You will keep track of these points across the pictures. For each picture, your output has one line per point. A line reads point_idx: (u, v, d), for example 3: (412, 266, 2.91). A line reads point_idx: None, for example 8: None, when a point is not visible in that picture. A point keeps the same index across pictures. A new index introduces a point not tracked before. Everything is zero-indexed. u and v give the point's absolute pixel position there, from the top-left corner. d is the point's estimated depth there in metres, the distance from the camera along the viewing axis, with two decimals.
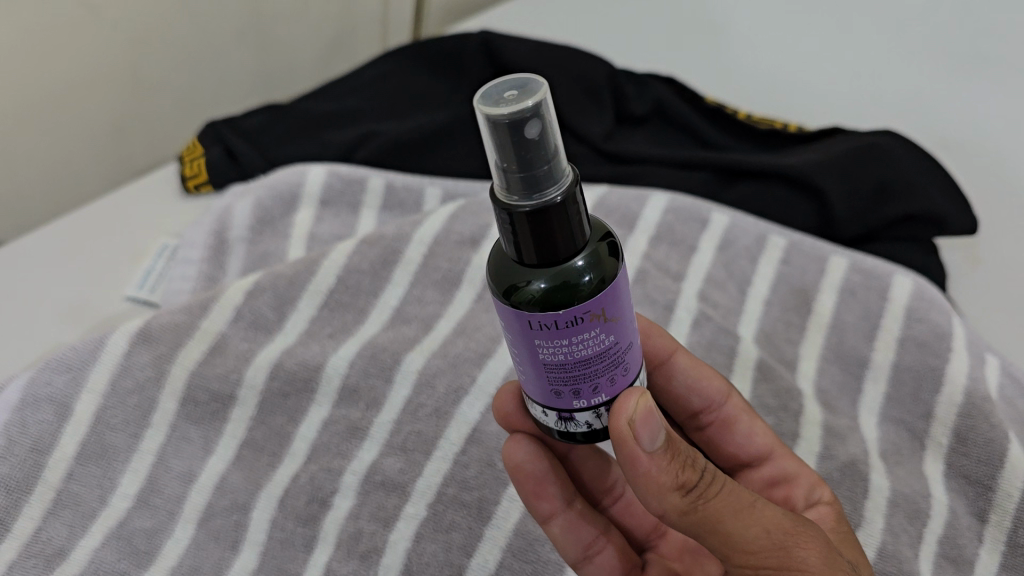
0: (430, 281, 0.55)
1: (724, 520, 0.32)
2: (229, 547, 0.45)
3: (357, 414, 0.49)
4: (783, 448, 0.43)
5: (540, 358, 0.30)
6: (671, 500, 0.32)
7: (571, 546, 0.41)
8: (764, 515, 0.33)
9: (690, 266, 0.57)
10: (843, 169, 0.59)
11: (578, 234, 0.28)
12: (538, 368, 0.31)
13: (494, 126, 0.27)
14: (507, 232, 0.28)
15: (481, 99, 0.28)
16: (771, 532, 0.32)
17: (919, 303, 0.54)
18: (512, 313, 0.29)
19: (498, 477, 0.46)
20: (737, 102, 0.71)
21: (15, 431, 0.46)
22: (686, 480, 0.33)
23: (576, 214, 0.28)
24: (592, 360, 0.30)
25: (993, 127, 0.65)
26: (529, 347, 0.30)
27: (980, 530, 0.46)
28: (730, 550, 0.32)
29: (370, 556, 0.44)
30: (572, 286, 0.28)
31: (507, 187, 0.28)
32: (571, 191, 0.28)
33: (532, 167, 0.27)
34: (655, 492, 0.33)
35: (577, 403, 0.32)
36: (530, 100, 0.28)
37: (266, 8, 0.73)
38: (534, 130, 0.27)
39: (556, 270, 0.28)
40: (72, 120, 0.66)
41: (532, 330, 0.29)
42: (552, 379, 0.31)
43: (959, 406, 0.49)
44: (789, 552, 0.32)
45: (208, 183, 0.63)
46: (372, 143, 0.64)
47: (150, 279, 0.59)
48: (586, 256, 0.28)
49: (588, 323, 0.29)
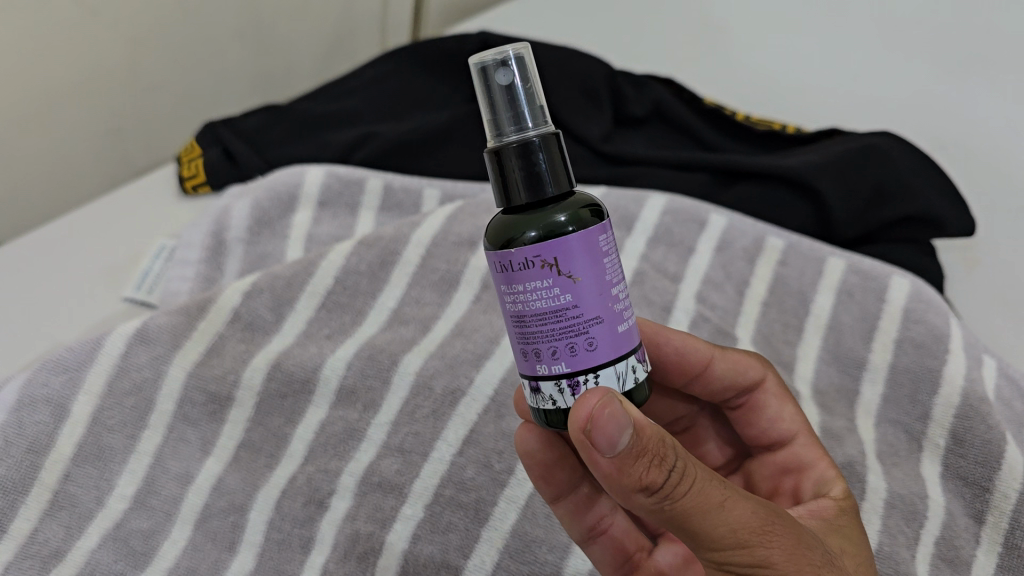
0: (428, 281, 0.55)
1: (691, 519, 0.30)
2: (226, 548, 0.45)
3: (354, 415, 0.49)
4: (808, 436, 0.43)
5: (507, 309, 0.32)
6: (637, 500, 0.31)
7: (574, 526, 0.41)
8: (733, 514, 0.31)
9: (687, 267, 0.57)
10: (842, 169, 0.58)
11: (560, 167, 0.32)
12: (509, 321, 0.32)
13: (485, 76, 0.35)
14: (497, 172, 0.33)
15: (475, 56, 0.36)
16: (737, 532, 0.31)
17: (916, 304, 0.54)
18: (487, 254, 0.32)
19: (496, 478, 0.46)
20: (734, 103, 0.73)
21: (12, 432, 0.46)
22: (651, 481, 0.30)
23: (558, 147, 0.33)
24: (549, 318, 0.30)
25: (990, 129, 0.65)
26: (500, 294, 0.32)
27: (977, 532, 0.46)
28: (697, 546, 0.31)
29: (367, 557, 0.44)
30: (552, 216, 0.30)
31: (496, 127, 0.34)
32: (549, 128, 0.34)
33: (514, 107, 0.34)
34: (619, 490, 0.31)
35: (540, 367, 0.31)
36: (512, 54, 0.35)
37: (262, 8, 0.74)
38: (512, 75, 0.34)
39: (537, 206, 0.32)
40: (73, 122, 0.66)
41: (497, 274, 0.31)
42: (518, 335, 0.32)
43: (956, 407, 0.49)
44: (750, 551, 0.30)
45: (206, 183, 0.64)
46: (371, 143, 0.64)
47: (147, 280, 0.59)
48: (567, 212, 0.30)
49: (539, 269, 0.30)
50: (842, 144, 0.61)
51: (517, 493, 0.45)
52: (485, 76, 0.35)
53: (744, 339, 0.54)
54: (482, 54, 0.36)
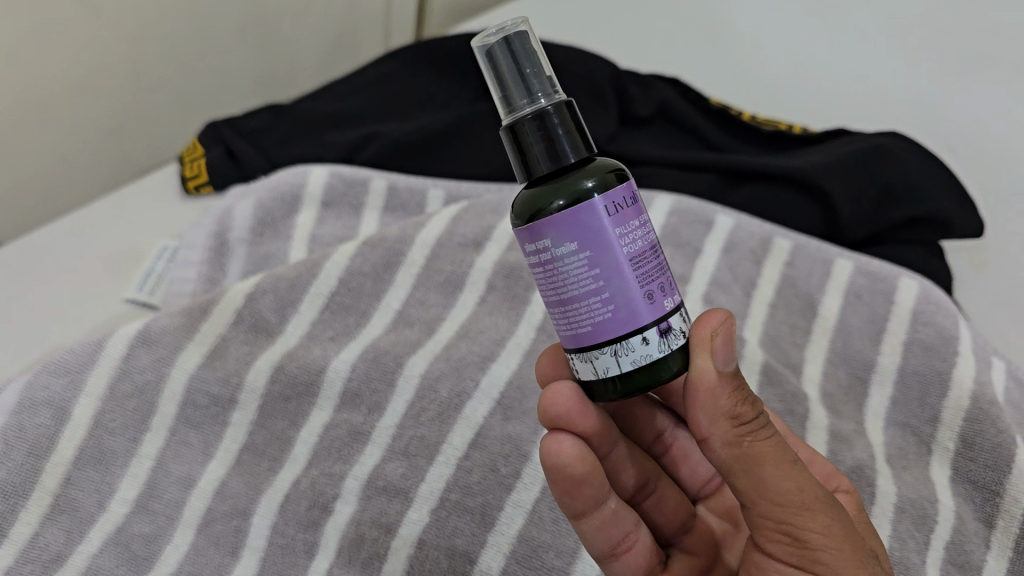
0: (432, 283, 0.55)
1: (763, 464, 0.32)
2: (229, 553, 0.45)
3: (359, 418, 0.49)
4: (795, 436, 0.42)
5: (624, 252, 0.30)
6: (721, 427, 0.32)
7: (599, 543, 0.37)
8: (802, 476, 0.32)
9: (695, 267, 0.57)
10: (852, 169, 0.58)
11: (577, 135, 0.32)
12: (626, 269, 0.30)
13: (491, 55, 0.35)
14: (517, 148, 0.33)
15: (477, 37, 0.36)
16: (804, 492, 0.31)
17: (925, 306, 0.53)
18: (547, 223, 0.30)
19: (502, 482, 0.45)
20: (739, 104, 0.72)
21: (13, 435, 0.45)
22: (741, 413, 0.32)
23: (571, 116, 0.33)
24: (658, 249, 0.32)
25: (998, 129, 0.64)
26: (610, 244, 0.30)
27: (988, 537, 0.45)
28: (759, 498, 0.32)
29: (372, 562, 0.44)
30: (581, 180, 0.30)
31: (508, 103, 0.34)
32: (562, 98, 0.34)
33: (526, 82, 0.34)
34: (708, 412, 0.32)
35: (666, 303, 0.31)
36: (515, 32, 0.35)
37: (267, 7, 0.73)
38: (524, 50, 0.35)
39: (564, 173, 0.31)
40: (75, 121, 0.65)
41: (608, 218, 0.30)
42: (641, 278, 0.30)
43: (966, 410, 0.49)
44: (811, 513, 0.31)
45: (208, 183, 0.63)
46: (375, 143, 0.63)
47: (149, 280, 0.59)
48: (594, 177, 0.30)
49: (640, 203, 0.32)
50: (851, 144, 0.60)
51: (523, 497, 0.44)
52: (491, 59, 0.35)
53: (752, 341, 0.53)
54: (483, 35, 0.36)
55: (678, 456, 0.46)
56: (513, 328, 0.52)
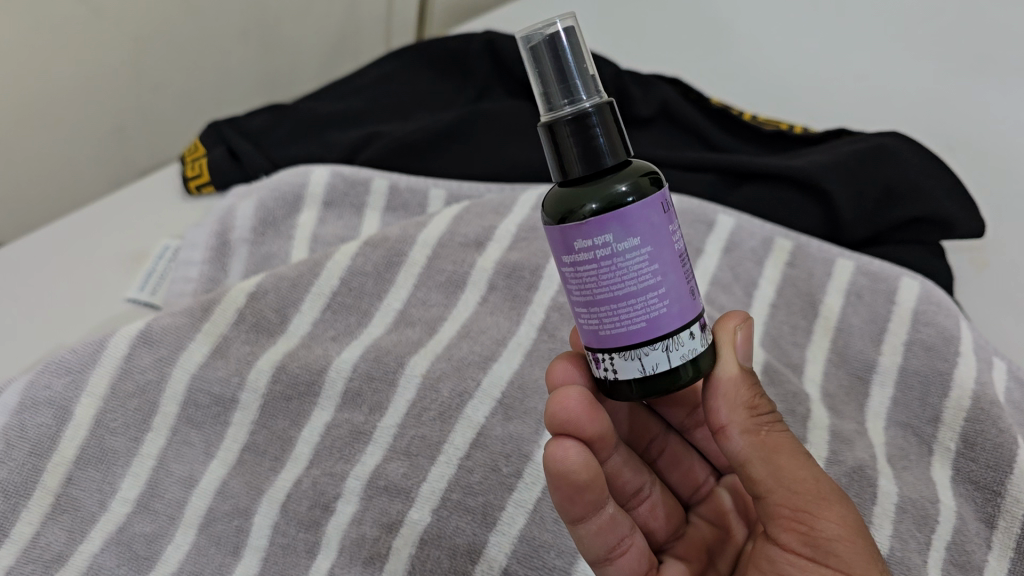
0: (434, 283, 0.55)
1: (779, 453, 0.34)
2: (231, 552, 0.45)
3: (360, 418, 0.49)
4: None
5: (675, 249, 0.31)
6: (740, 415, 0.35)
7: (596, 547, 0.37)
8: (816, 467, 0.34)
9: (696, 267, 0.57)
10: (852, 169, 0.58)
11: (615, 138, 0.32)
12: (677, 265, 0.31)
13: (535, 51, 0.34)
14: (555, 149, 0.32)
15: (521, 32, 0.35)
16: (819, 482, 0.33)
17: (926, 306, 0.54)
18: (606, 218, 0.30)
19: (504, 482, 0.45)
20: (740, 103, 0.72)
21: (14, 435, 0.45)
22: (759, 405, 0.35)
23: (612, 117, 0.32)
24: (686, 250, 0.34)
25: (1000, 130, 0.64)
26: (667, 240, 0.31)
27: (989, 537, 0.45)
28: (776, 486, 0.33)
29: (374, 562, 0.44)
30: (616, 183, 0.31)
31: (547, 102, 0.34)
32: (602, 99, 0.33)
33: (569, 81, 0.34)
34: (729, 401, 0.35)
35: (699, 300, 0.33)
36: (559, 28, 0.35)
37: (268, 9, 0.73)
38: (567, 49, 0.34)
39: (601, 175, 0.31)
40: (75, 121, 0.65)
41: (663, 216, 0.31)
42: (687, 275, 0.32)
43: (967, 410, 0.49)
44: (827, 502, 0.33)
45: (210, 183, 0.63)
46: (377, 143, 0.63)
47: (150, 280, 0.58)
48: (628, 182, 0.31)
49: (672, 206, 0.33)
50: (852, 144, 0.60)
51: (525, 497, 0.44)
52: (536, 55, 0.35)
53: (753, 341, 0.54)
54: (529, 29, 0.35)
55: (672, 460, 0.46)
56: (514, 328, 0.52)
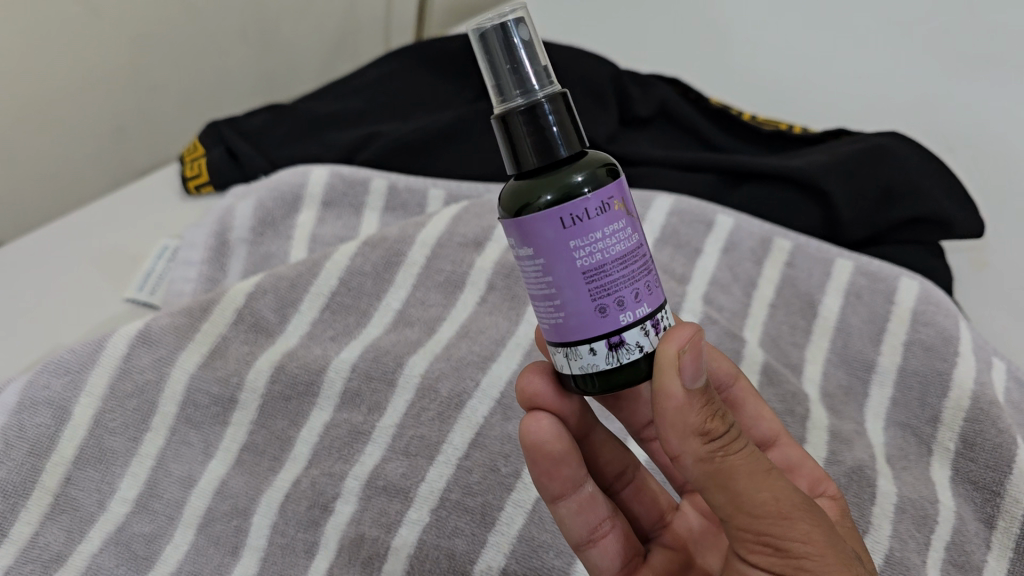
0: (432, 283, 0.55)
1: (736, 477, 0.31)
2: (229, 552, 0.45)
3: (359, 418, 0.49)
4: (788, 436, 0.42)
5: (578, 265, 0.29)
6: (692, 445, 0.31)
7: (577, 528, 0.38)
8: (777, 484, 0.31)
9: (695, 268, 0.57)
10: (851, 170, 0.58)
11: (570, 128, 0.31)
12: (579, 283, 0.30)
13: (484, 37, 0.33)
14: (509, 141, 0.32)
15: (471, 20, 0.34)
16: (779, 501, 0.31)
17: (925, 306, 0.53)
18: (510, 224, 0.31)
19: (502, 482, 0.45)
20: (739, 103, 0.73)
21: (13, 435, 0.45)
22: (712, 429, 0.31)
23: (566, 108, 0.32)
24: (628, 259, 0.30)
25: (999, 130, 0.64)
26: (563, 256, 0.29)
27: (988, 537, 0.45)
28: (734, 512, 0.31)
29: (372, 562, 0.43)
30: (570, 175, 0.30)
31: (500, 92, 0.33)
32: (556, 88, 0.32)
33: (520, 70, 0.32)
34: (678, 431, 0.32)
35: (623, 317, 0.30)
36: (511, 13, 0.33)
37: (266, 9, 0.73)
38: (519, 36, 0.33)
39: (553, 168, 0.31)
40: (75, 121, 0.65)
41: (564, 230, 0.29)
42: (593, 292, 0.30)
43: (966, 410, 0.49)
44: (790, 522, 0.30)
45: (209, 183, 0.63)
46: (376, 143, 0.63)
47: (149, 281, 0.59)
48: (584, 172, 0.30)
49: (615, 211, 0.30)
50: (851, 144, 0.60)
51: (523, 497, 0.44)
52: (485, 43, 0.33)
53: (752, 341, 0.54)
54: (479, 18, 0.34)
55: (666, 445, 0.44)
56: (512, 328, 0.52)
